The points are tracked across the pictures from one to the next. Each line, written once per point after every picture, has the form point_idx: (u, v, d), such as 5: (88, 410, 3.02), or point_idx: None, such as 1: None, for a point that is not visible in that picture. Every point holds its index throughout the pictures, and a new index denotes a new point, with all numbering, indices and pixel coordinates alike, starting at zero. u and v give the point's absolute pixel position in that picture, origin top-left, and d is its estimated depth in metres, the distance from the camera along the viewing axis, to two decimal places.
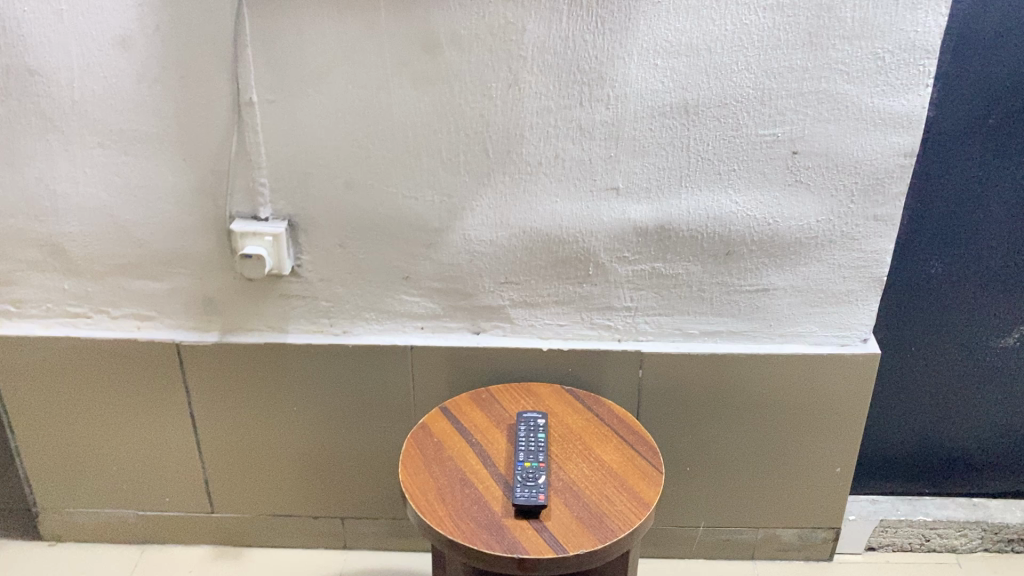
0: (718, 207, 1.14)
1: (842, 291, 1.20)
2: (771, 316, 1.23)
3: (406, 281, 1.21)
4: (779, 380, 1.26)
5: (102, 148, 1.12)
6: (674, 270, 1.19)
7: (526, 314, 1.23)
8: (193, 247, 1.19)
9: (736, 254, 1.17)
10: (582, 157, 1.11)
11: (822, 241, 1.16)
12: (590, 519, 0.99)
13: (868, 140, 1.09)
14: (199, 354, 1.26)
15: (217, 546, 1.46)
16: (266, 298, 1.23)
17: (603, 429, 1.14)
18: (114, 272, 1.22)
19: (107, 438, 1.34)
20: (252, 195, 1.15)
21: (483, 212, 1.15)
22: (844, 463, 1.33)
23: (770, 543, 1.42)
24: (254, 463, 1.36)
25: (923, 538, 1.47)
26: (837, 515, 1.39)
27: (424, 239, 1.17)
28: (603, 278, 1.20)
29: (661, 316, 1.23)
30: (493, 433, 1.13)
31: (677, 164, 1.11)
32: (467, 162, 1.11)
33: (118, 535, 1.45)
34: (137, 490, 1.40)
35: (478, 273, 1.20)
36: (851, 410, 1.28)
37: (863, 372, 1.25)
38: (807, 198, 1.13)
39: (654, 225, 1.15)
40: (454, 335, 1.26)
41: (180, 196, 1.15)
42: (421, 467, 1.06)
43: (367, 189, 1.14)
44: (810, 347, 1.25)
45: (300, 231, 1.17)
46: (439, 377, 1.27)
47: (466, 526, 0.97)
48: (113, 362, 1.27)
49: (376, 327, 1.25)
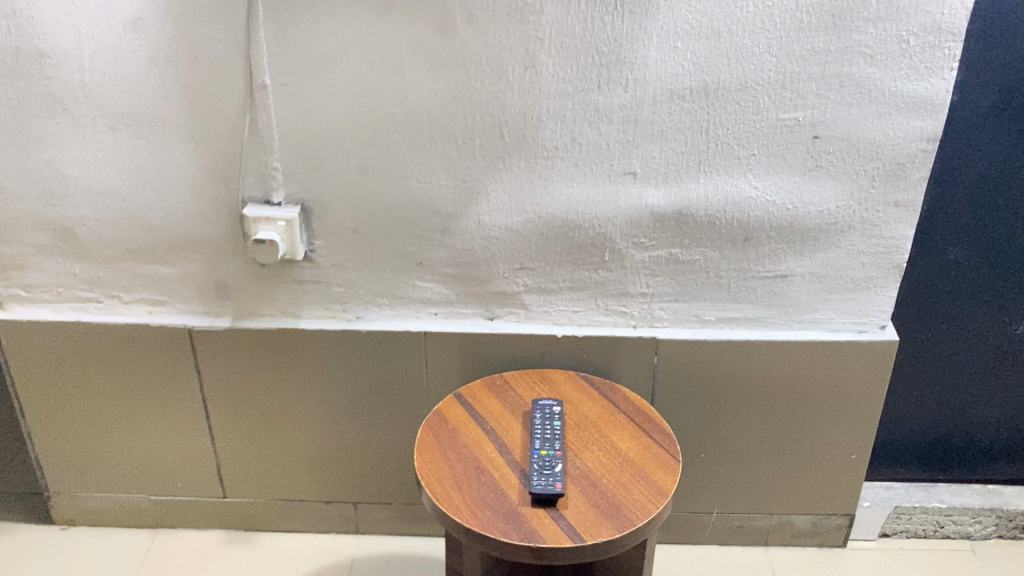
0: (737, 192, 1.12)
1: (862, 277, 1.19)
2: (788, 302, 1.21)
3: (420, 266, 1.19)
4: (794, 367, 1.25)
5: (113, 132, 1.10)
6: (691, 256, 1.18)
7: (541, 301, 1.22)
8: (204, 231, 1.18)
9: (754, 240, 1.16)
10: (600, 142, 1.09)
11: (842, 226, 1.15)
12: (607, 509, 0.98)
13: (891, 124, 1.07)
14: (212, 339, 1.25)
15: (229, 531, 1.46)
16: (278, 283, 1.22)
17: (619, 416, 1.13)
18: (125, 257, 1.21)
19: (119, 423, 1.34)
20: (264, 179, 1.13)
21: (498, 198, 1.14)
22: (859, 450, 1.32)
23: (783, 529, 1.42)
24: (268, 449, 1.36)
25: (936, 525, 1.46)
26: (851, 502, 1.38)
27: (439, 224, 1.16)
28: (619, 264, 1.19)
29: (677, 302, 1.22)
30: (508, 420, 1.12)
31: (696, 148, 1.09)
32: (483, 146, 1.10)
33: (129, 519, 1.45)
34: (149, 474, 1.39)
35: (492, 259, 1.18)
36: (869, 397, 1.27)
37: (880, 359, 1.24)
38: (827, 183, 1.11)
39: (671, 211, 1.14)
40: (468, 321, 1.24)
41: (193, 181, 1.14)
42: (438, 454, 1.06)
43: (381, 174, 1.12)
44: (827, 334, 1.23)
45: (313, 216, 1.16)
46: (452, 363, 1.26)
47: (484, 514, 0.97)
48: (126, 346, 1.27)
49: (390, 312, 1.24)
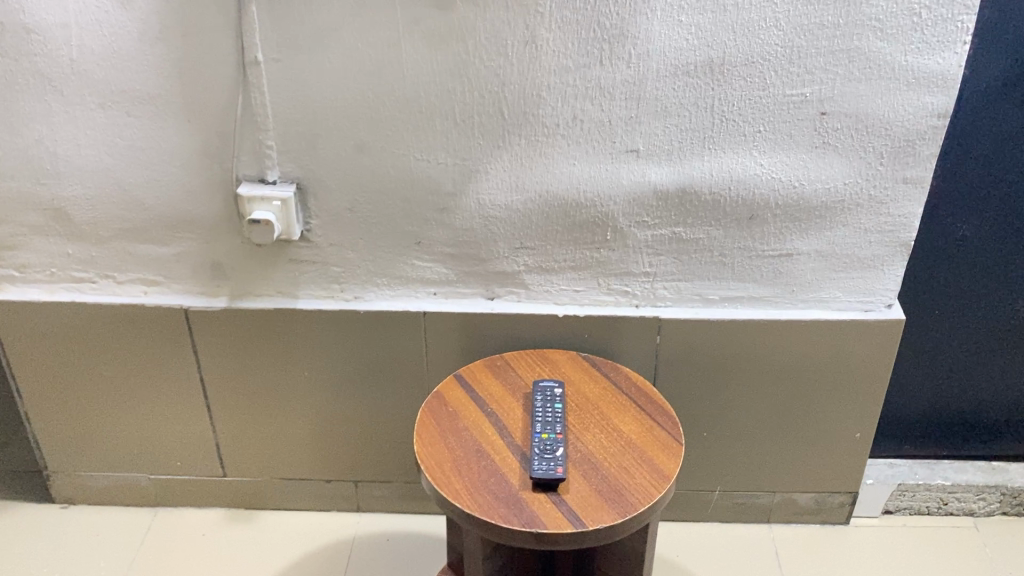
0: (742, 169, 1.10)
1: (868, 256, 1.17)
2: (793, 281, 1.19)
3: (418, 246, 1.17)
4: (797, 347, 1.23)
5: (103, 110, 1.08)
6: (694, 235, 1.15)
7: (541, 280, 1.20)
8: (199, 211, 1.16)
9: (759, 219, 1.14)
10: (602, 119, 1.07)
11: (849, 203, 1.12)
12: (609, 492, 0.98)
13: (900, 100, 1.04)
14: (209, 319, 1.24)
15: (229, 509, 1.45)
16: (275, 263, 1.20)
17: (621, 397, 1.12)
18: (119, 237, 1.19)
19: (118, 403, 1.33)
20: (259, 157, 1.11)
21: (498, 176, 1.11)
22: (862, 429, 1.31)
23: (786, 507, 1.41)
24: (266, 428, 1.35)
25: (940, 502, 1.45)
26: (854, 481, 1.37)
27: (437, 203, 1.13)
28: (621, 243, 1.16)
29: (680, 281, 1.20)
30: (509, 401, 1.11)
31: (701, 125, 1.07)
32: (482, 123, 1.07)
33: (130, 498, 1.44)
34: (148, 454, 1.39)
35: (491, 238, 1.16)
36: (873, 377, 1.26)
37: (886, 338, 1.22)
38: (834, 160, 1.09)
39: (674, 188, 1.11)
40: (467, 301, 1.23)
41: (186, 160, 1.11)
42: (437, 438, 1.05)
43: (378, 152, 1.10)
44: (832, 312, 1.22)
45: (310, 195, 1.14)
46: (452, 343, 1.24)
47: (484, 500, 0.96)
48: (122, 326, 1.25)
49: (388, 292, 1.22)
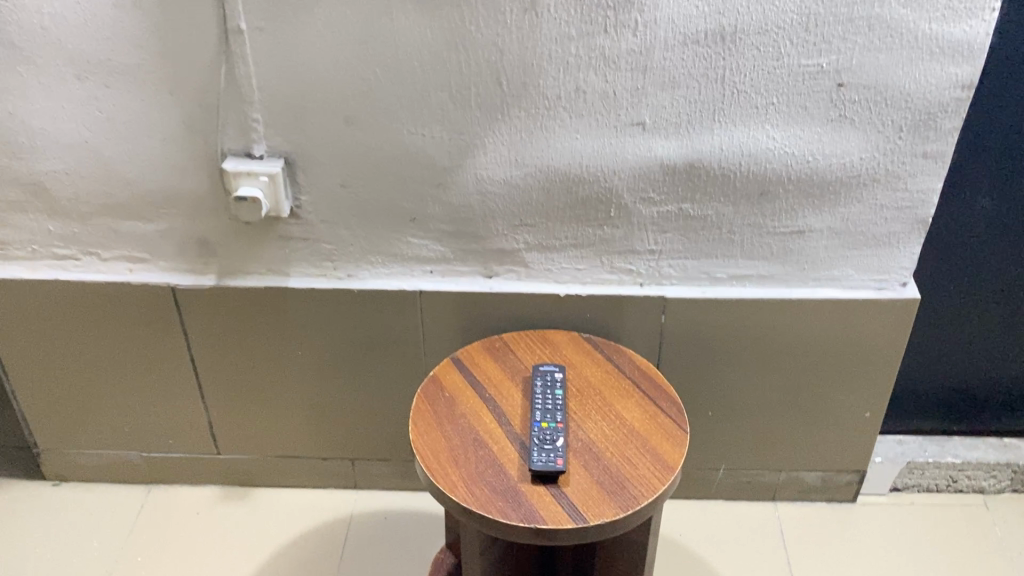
0: (753, 144, 1.04)
1: (884, 233, 1.12)
2: (805, 259, 1.14)
3: (413, 223, 1.12)
4: (808, 326, 1.19)
5: (80, 82, 1.02)
6: (703, 212, 1.10)
7: (542, 258, 1.15)
8: (184, 187, 1.11)
9: (770, 194, 1.08)
10: (606, 90, 1.01)
11: (866, 178, 1.07)
12: (610, 485, 0.94)
13: (923, 71, 0.98)
14: (197, 298, 1.19)
15: (224, 487, 1.42)
16: (264, 240, 1.15)
17: (624, 382, 1.08)
18: (102, 213, 1.14)
19: (108, 381, 1.29)
20: (244, 131, 1.05)
21: (497, 151, 1.06)
22: (873, 408, 1.27)
23: (791, 485, 1.39)
24: (260, 406, 1.31)
25: (949, 479, 1.42)
26: (863, 460, 1.34)
27: (433, 178, 1.08)
28: (626, 220, 1.11)
29: (688, 259, 1.15)
30: (507, 386, 1.07)
31: (710, 96, 1.01)
32: (479, 96, 1.02)
33: (122, 476, 1.42)
34: (140, 432, 1.35)
35: (490, 215, 1.11)
36: (885, 356, 1.21)
37: (899, 317, 1.18)
38: (851, 133, 1.03)
39: (682, 163, 1.06)
40: (465, 279, 1.18)
41: (169, 133, 1.06)
42: (434, 425, 1.01)
43: (369, 126, 1.04)
44: (845, 291, 1.17)
45: (299, 170, 1.09)
46: (450, 322, 1.20)
47: (481, 492, 0.93)
48: (107, 305, 1.21)
49: (383, 271, 1.18)
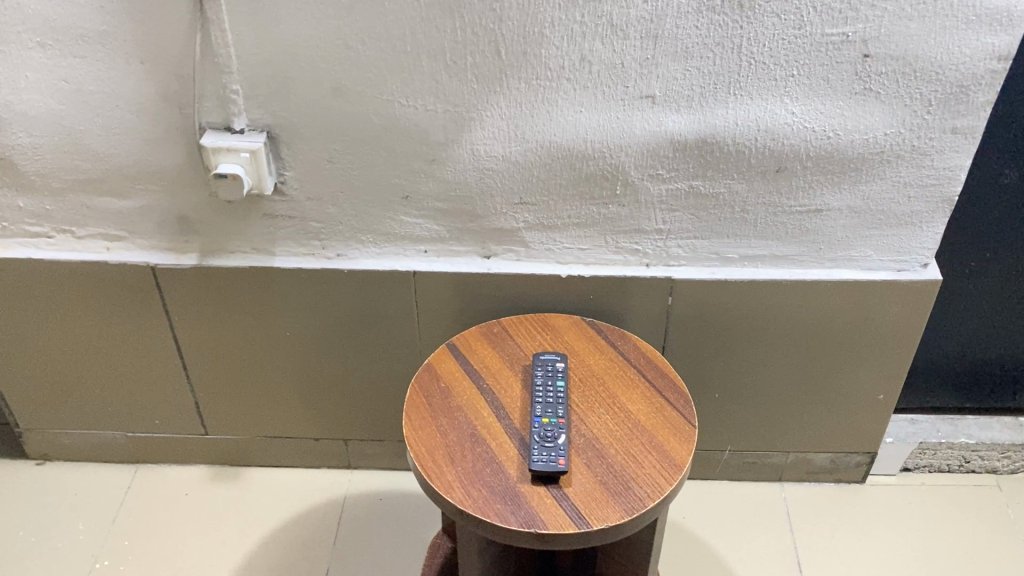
0: (770, 118, 0.97)
1: (906, 212, 1.05)
2: (821, 238, 1.08)
3: (406, 200, 1.06)
4: (823, 308, 1.13)
5: (43, 50, 0.94)
6: (715, 190, 1.03)
7: (543, 238, 1.09)
8: (161, 161, 1.03)
9: (787, 171, 1.01)
10: (613, 60, 0.93)
11: (889, 155, 1.00)
12: (615, 485, 0.89)
13: (957, 40, 0.90)
14: (178, 278, 1.13)
15: (213, 466, 1.38)
16: (247, 217, 1.08)
17: (629, 371, 1.02)
18: (74, 189, 1.07)
19: (89, 362, 1.24)
20: (223, 103, 0.98)
21: (495, 124, 0.98)
22: (886, 391, 1.22)
23: (799, 466, 1.34)
24: (248, 388, 1.26)
25: (962, 459, 1.37)
26: (874, 442, 1.29)
27: (427, 153, 1.01)
28: (632, 198, 1.05)
29: (697, 239, 1.09)
30: (506, 375, 1.01)
31: (725, 67, 0.93)
32: (476, 65, 0.94)
33: (108, 455, 1.37)
34: (124, 412, 1.30)
35: (488, 192, 1.04)
36: (902, 339, 1.16)
37: (919, 299, 1.12)
38: (875, 107, 0.96)
39: (694, 139, 0.99)
40: (461, 259, 1.12)
41: (142, 105, 0.98)
42: (429, 419, 0.96)
43: (358, 98, 0.97)
44: (862, 272, 1.11)
45: (283, 144, 1.01)
46: (445, 303, 1.14)
47: (479, 494, 0.88)
48: (84, 285, 1.15)
49: (374, 250, 1.11)
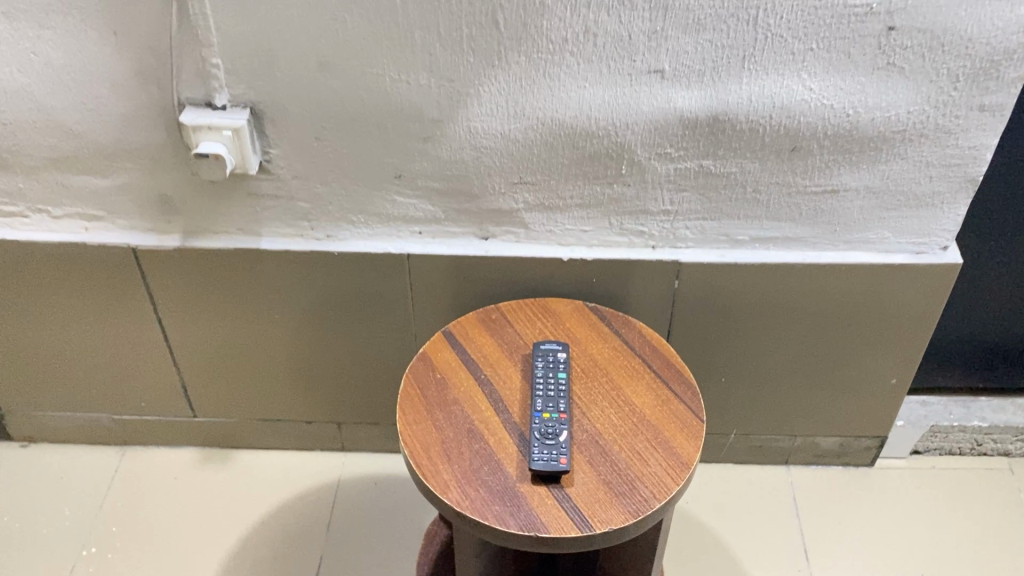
0: (786, 95, 0.91)
1: (927, 192, 0.99)
2: (837, 220, 1.02)
3: (399, 179, 1.00)
4: (836, 292, 1.08)
5: (7, 21, 0.87)
6: (726, 169, 0.98)
7: (543, 219, 1.03)
8: (139, 139, 0.97)
9: (803, 150, 0.95)
10: (620, 33, 0.87)
11: (911, 134, 0.94)
12: (619, 485, 0.85)
13: (989, 12, 0.84)
14: (161, 259, 1.08)
15: (203, 449, 1.34)
16: (232, 197, 1.03)
17: (633, 361, 0.97)
18: (48, 167, 1.01)
19: (71, 345, 1.19)
20: (204, 78, 0.92)
21: (493, 100, 0.92)
22: (899, 375, 1.18)
23: (806, 450, 1.31)
24: (237, 371, 1.22)
25: (973, 442, 1.34)
26: (884, 426, 1.26)
27: (420, 131, 0.95)
28: (639, 178, 0.99)
29: (706, 221, 1.03)
30: (505, 366, 0.96)
31: (740, 40, 0.87)
32: (472, 37, 0.87)
33: (94, 437, 1.33)
34: (110, 394, 1.26)
35: (486, 172, 0.99)
36: (918, 323, 1.11)
37: (937, 283, 1.07)
38: (898, 83, 0.90)
39: (705, 115, 0.93)
40: (458, 241, 1.06)
41: (116, 80, 0.92)
42: (424, 413, 0.91)
43: (347, 73, 0.90)
44: (879, 256, 1.06)
45: (268, 121, 0.95)
46: (442, 286, 1.09)
47: (477, 494, 0.84)
48: (63, 267, 1.09)
49: (366, 231, 1.06)
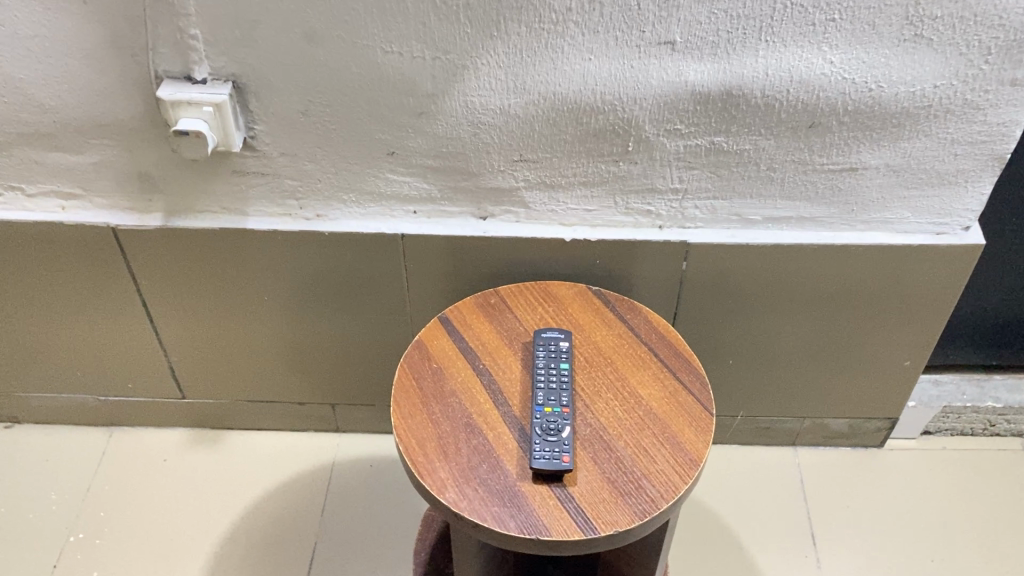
0: (805, 68, 0.85)
1: (951, 171, 0.94)
2: (855, 199, 0.97)
3: (392, 157, 0.94)
4: (851, 274, 1.03)
5: None
6: (738, 146, 0.92)
7: (545, 198, 0.98)
8: (114, 114, 0.91)
9: (821, 126, 0.90)
10: (628, 2, 0.80)
11: (936, 109, 0.88)
12: (625, 484, 0.81)
13: None
14: (143, 239, 1.03)
15: (194, 429, 1.30)
16: (216, 175, 0.97)
17: (639, 350, 0.93)
18: (20, 143, 0.95)
19: (53, 327, 1.14)
20: (182, 50, 0.85)
21: (491, 74, 0.86)
22: (914, 357, 1.14)
23: (815, 431, 1.27)
24: (226, 353, 1.17)
25: (987, 423, 1.30)
26: (896, 408, 1.22)
27: (414, 106, 0.89)
28: (646, 155, 0.93)
29: (717, 199, 0.98)
30: (505, 355, 0.92)
31: (757, 10, 0.81)
32: (469, 7, 0.81)
33: (81, 418, 1.29)
34: (95, 376, 1.21)
35: (484, 149, 0.93)
36: (936, 306, 1.06)
37: (959, 265, 1.02)
38: (925, 56, 0.84)
39: (717, 90, 0.87)
40: (454, 220, 1.01)
41: (88, 52, 0.86)
42: (419, 406, 0.87)
43: (335, 44, 0.84)
44: (898, 236, 1.00)
45: (252, 96, 0.89)
46: (438, 268, 1.04)
47: (475, 493, 0.80)
48: (41, 247, 1.04)
49: (358, 210, 1.01)
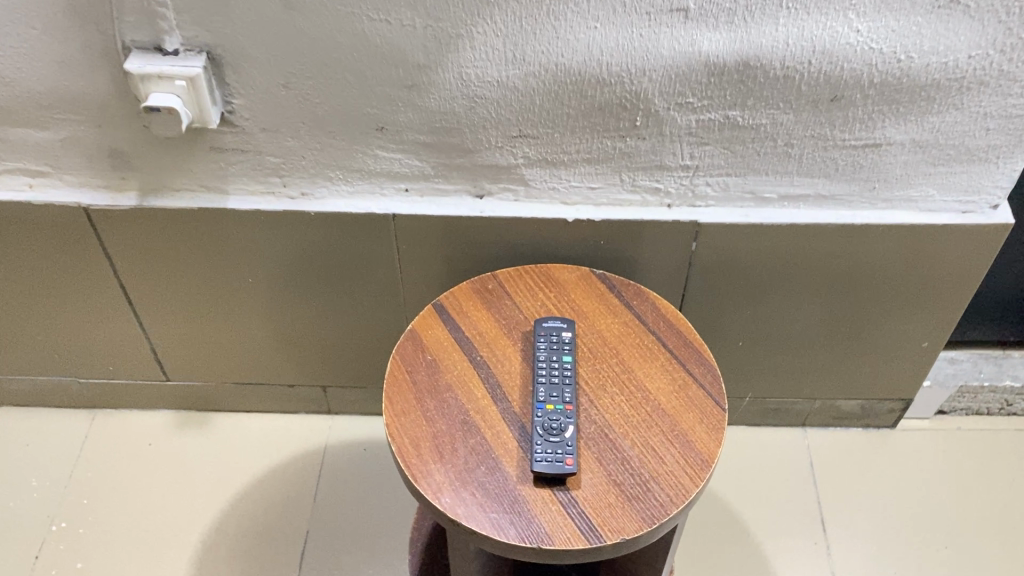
0: (830, 38, 0.78)
1: (982, 146, 0.88)
2: (877, 176, 0.91)
3: (381, 132, 0.88)
4: (871, 254, 0.97)
5: None
6: (754, 121, 0.86)
7: (545, 175, 0.92)
8: (80, 88, 0.84)
9: (844, 100, 0.83)
10: None
11: (970, 81, 0.81)
12: (632, 487, 0.76)
13: None
14: (118, 220, 0.96)
15: (180, 411, 1.25)
16: (193, 152, 0.91)
17: (647, 340, 0.87)
18: None
19: (27, 309, 1.08)
20: (149, 18, 0.78)
21: (488, 43, 0.79)
22: (932, 339, 1.08)
23: (825, 412, 1.22)
24: (210, 335, 1.12)
25: (1003, 402, 1.25)
26: (911, 390, 1.17)
27: (405, 78, 0.82)
28: (655, 130, 0.87)
29: (730, 176, 0.91)
30: (503, 346, 0.86)
31: None
32: None
33: (62, 400, 1.24)
34: (73, 358, 1.16)
35: (481, 124, 0.86)
36: (958, 287, 1.01)
37: (985, 245, 0.96)
38: (961, 24, 0.77)
39: (733, 61, 0.80)
40: (449, 199, 0.95)
41: (47, 21, 0.79)
42: (413, 403, 0.81)
43: (317, 12, 0.77)
44: (922, 215, 0.94)
45: (228, 68, 0.82)
46: (432, 249, 0.98)
47: (473, 498, 0.75)
48: (8, 227, 0.98)
49: (346, 188, 0.94)
